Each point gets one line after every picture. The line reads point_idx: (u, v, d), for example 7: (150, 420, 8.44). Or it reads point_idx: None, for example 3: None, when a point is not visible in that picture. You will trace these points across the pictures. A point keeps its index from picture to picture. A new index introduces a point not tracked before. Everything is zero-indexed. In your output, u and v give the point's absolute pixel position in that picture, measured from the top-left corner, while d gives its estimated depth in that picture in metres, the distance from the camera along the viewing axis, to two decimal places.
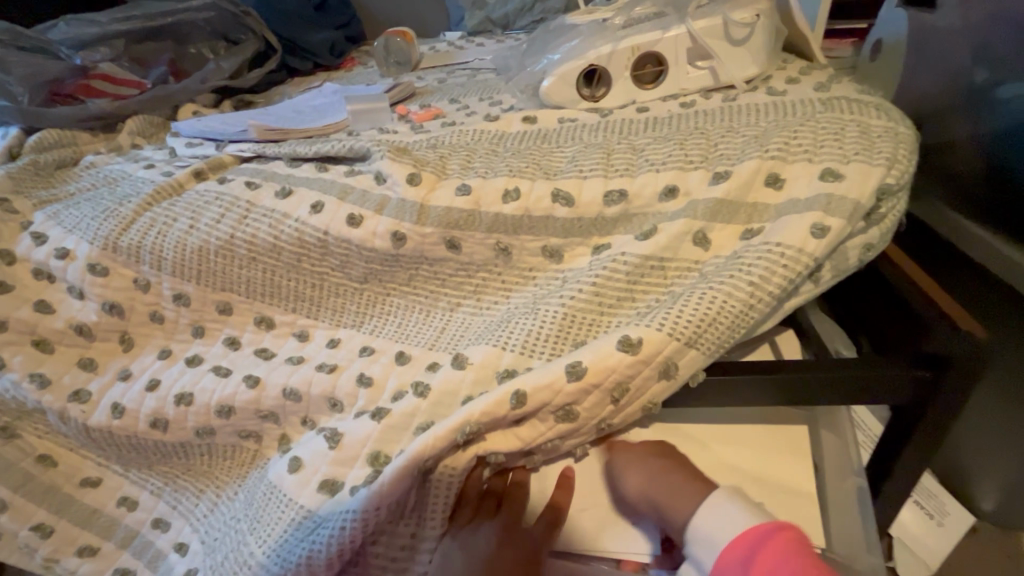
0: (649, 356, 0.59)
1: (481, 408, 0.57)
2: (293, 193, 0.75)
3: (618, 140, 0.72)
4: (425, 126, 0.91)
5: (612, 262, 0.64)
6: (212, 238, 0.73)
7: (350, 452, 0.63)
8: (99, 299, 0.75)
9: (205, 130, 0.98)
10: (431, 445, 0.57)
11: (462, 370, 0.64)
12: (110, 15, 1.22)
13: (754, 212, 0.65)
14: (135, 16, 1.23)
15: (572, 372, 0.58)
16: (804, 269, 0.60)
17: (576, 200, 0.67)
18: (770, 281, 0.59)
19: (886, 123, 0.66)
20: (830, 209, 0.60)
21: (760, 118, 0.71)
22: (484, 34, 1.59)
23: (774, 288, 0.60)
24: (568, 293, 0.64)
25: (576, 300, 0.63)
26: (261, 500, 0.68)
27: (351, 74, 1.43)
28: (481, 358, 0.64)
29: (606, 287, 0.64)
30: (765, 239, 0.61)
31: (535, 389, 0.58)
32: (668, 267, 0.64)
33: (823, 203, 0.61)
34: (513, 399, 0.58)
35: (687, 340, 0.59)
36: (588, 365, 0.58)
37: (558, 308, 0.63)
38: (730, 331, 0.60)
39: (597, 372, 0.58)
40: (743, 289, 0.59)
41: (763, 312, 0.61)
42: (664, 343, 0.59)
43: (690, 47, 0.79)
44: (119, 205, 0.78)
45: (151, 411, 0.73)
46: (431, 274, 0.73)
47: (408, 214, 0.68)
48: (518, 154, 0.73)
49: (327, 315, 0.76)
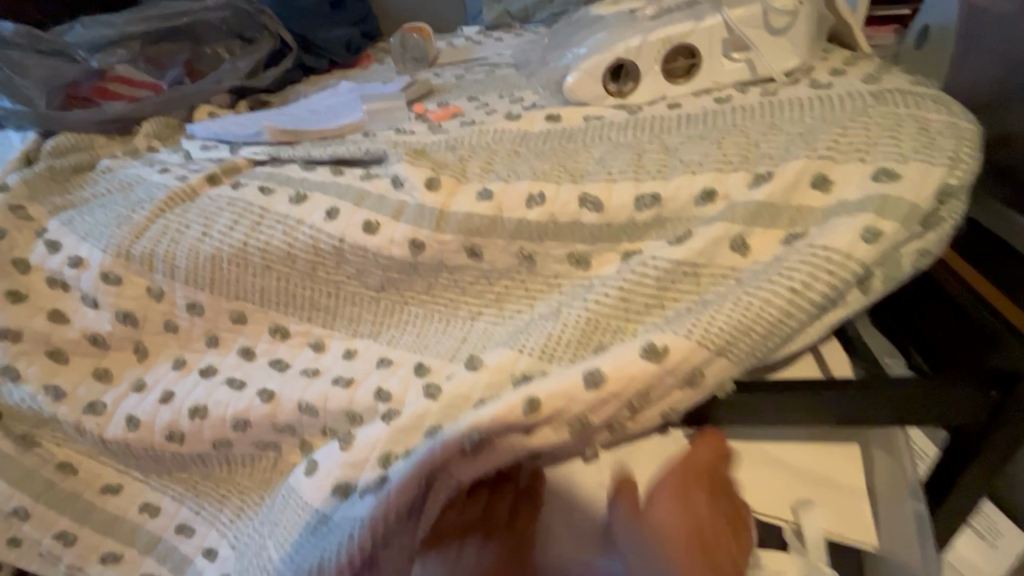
0: (677, 366, 0.54)
1: (491, 415, 0.53)
2: (307, 198, 0.72)
3: (649, 139, 0.68)
4: (444, 126, 0.87)
5: (640, 267, 0.60)
6: (224, 246, 0.71)
7: (360, 457, 0.61)
8: (113, 308, 0.74)
9: (220, 133, 0.96)
10: (440, 453, 0.53)
11: (475, 372, 0.60)
12: (125, 15, 1.21)
13: (798, 215, 0.59)
14: (151, 17, 1.21)
15: (590, 381, 0.54)
16: (851, 276, 0.54)
17: (605, 205, 0.62)
18: (813, 288, 0.54)
19: (945, 118, 0.61)
20: (884, 210, 0.54)
21: (805, 114, 0.65)
22: (503, 28, 1.54)
23: (817, 295, 0.54)
24: (592, 297, 0.60)
25: (601, 307, 0.59)
26: (278, 504, 0.67)
27: (368, 72, 1.40)
28: (497, 360, 0.60)
29: (634, 294, 0.59)
30: (809, 242, 0.56)
31: (549, 397, 0.54)
32: (702, 274, 0.59)
33: (876, 204, 0.55)
34: (526, 406, 0.53)
35: (718, 349, 0.54)
36: (607, 374, 0.54)
37: (581, 311, 0.60)
38: (764, 341, 0.55)
39: (619, 382, 0.53)
40: (783, 295, 0.54)
41: (804, 322, 0.55)
42: (693, 352, 0.54)
43: (725, 37, 0.75)
44: (132, 212, 0.77)
45: (166, 424, 0.71)
46: (450, 282, 0.69)
47: (427, 220, 0.65)
48: (541, 155, 0.69)
49: (343, 325, 0.73)
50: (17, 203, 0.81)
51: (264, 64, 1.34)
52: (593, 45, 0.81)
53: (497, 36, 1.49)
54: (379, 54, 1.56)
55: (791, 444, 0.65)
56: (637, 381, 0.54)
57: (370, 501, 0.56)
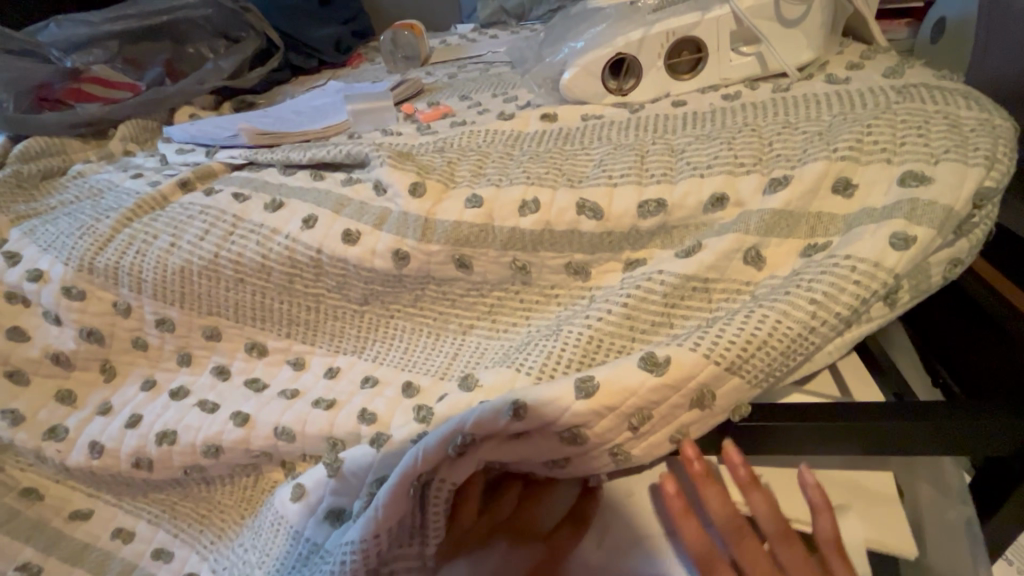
0: (680, 379, 0.48)
1: (474, 418, 0.47)
2: (284, 205, 0.67)
3: (653, 140, 0.62)
4: (433, 127, 0.82)
5: (648, 280, 0.54)
6: (194, 258, 0.65)
7: (352, 483, 0.55)
8: (76, 325, 0.68)
9: (198, 136, 0.91)
10: (422, 463, 0.47)
11: (470, 393, 0.55)
12: (103, 13, 1.16)
13: (819, 223, 0.54)
14: (129, 15, 1.16)
15: (581, 388, 0.48)
16: (881, 288, 0.48)
17: (606, 212, 0.57)
18: (838, 300, 0.48)
19: (978, 114, 0.56)
20: (914, 216, 0.49)
21: (822, 111, 0.60)
22: (498, 25, 1.49)
23: (842, 308, 0.48)
24: (594, 314, 0.54)
25: (605, 324, 0.53)
26: (267, 531, 0.60)
27: (358, 71, 1.35)
28: (493, 380, 0.55)
29: (642, 313, 0.54)
30: (830, 255, 0.50)
31: (539, 403, 0.48)
32: (713, 289, 0.54)
33: (905, 208, 0.50)
34: (510, 410, 0.47)
35: (728, 365, 0.48)
36: (601, 381, 0.48)
37: (583, 330, 0.54)
38: (782, 360, 0.49)
39: (613, 392, 0.48)
40: (805, 308, 0.48)
41: (826, 339, 0.49)
42: (698, 366, 0.48)
43: (733, 30, 0.70)
44: (97, 221, 0.71)
45: (132, 450, 0.65)
46: (440, 295, 0.64)
47: (411, 229, 0.60)
48: (537, 157, 0.64)
49: (324, 341, 0.68)
50: None
51: (250, 64, 1.29)
52: (591, 39, 0.76)
53: (492, 34, 1.44)
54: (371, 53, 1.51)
55: (823, 469, 0.57)
56: (636, 395, 0.48)
57: (358, 522, 0.49)
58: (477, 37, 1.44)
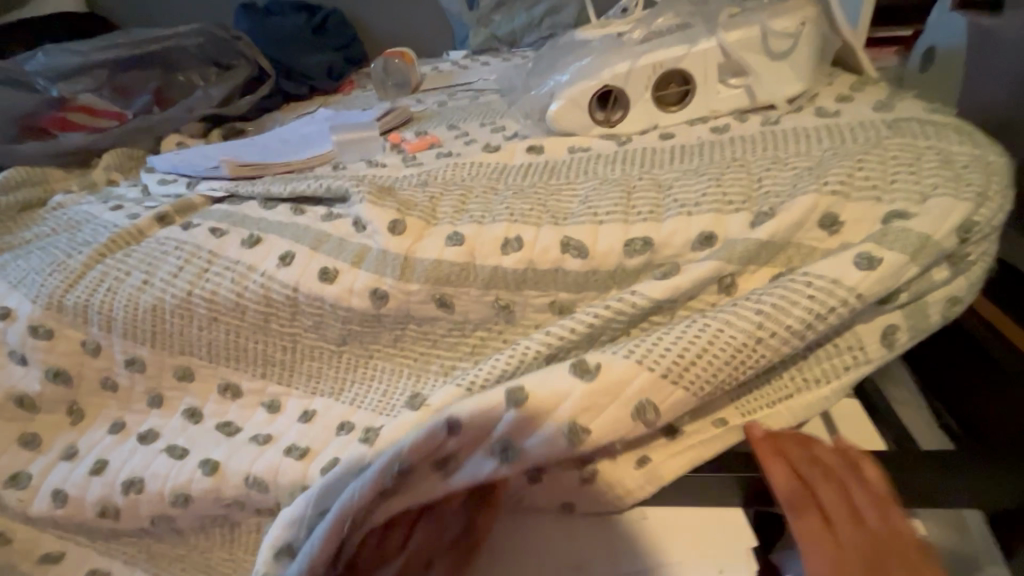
0: (611, 388, 0.47)
1: (409, 442, 0.44)
2: (261, 241, 0.65)
3: (639, 175, 0.61)
4: (419, 157, 0.81)
5: (619, 300, 0.52)
6: (167, 296, 0.63)
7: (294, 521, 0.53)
8: (44, 366, 0.66)
9: (181, 165, 0.90)
10: (359, 500, 0.44)
11: (416, 411, 0.53)
12: (92, 42, 1.15)
13: (799, 256, 0.52)
14: (119, 44, 1.16)
15: (512, 398, 0.46)
16: (838, 306, 0.47)
17: (590, 250, 0.55)
18: (788, 314, 0.47)
19: (971, 150, 0.54)
20: (882, 242, 0.48)
21: (812, 145, 0.59)
22: (490, 52, 1.50)
23: (793, 321, 0.47)
24: (549, 332, 0.53)
25: (562, 343, 0.53)
26: None
27: (349, 99, 1.34)
28: (441, 399, 0.53)
29: (604, 332, 0.53)
30: (794, 274, 0.50)
31: (473, 415, 0.46)
32: (678, 314, 0.54)
33: (875, 236, 0.49)
34: (444, 427, 0.45)
35: (672, 375, 0.47)
36: (531, 391, 0.47)
37: (535, 347, 0.53)
38: (728, 372, 0.48)
39: (544, 395, 0.47)
40: (751, 318, 0.48)
41: (776, 352, 0.48)
42: (630, 373, 0.47)
43: (721, 62, 0.69)
44: (69, 256, 0.69)
45: (97, 498, 0.62)
46: (421, 334, 0.62)
47: (390, 268, 0.58)
48: (520, 192, 0.62)
49: (302, 381, 0.65)
50: None
51: (241, 91, 1.28)
52: (578, 71, 0.75)
53: (483, 61, 1.44)
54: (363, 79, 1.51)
55: None
56: (570, 401, 0.47)
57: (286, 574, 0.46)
58: (469, 64, 1.44)
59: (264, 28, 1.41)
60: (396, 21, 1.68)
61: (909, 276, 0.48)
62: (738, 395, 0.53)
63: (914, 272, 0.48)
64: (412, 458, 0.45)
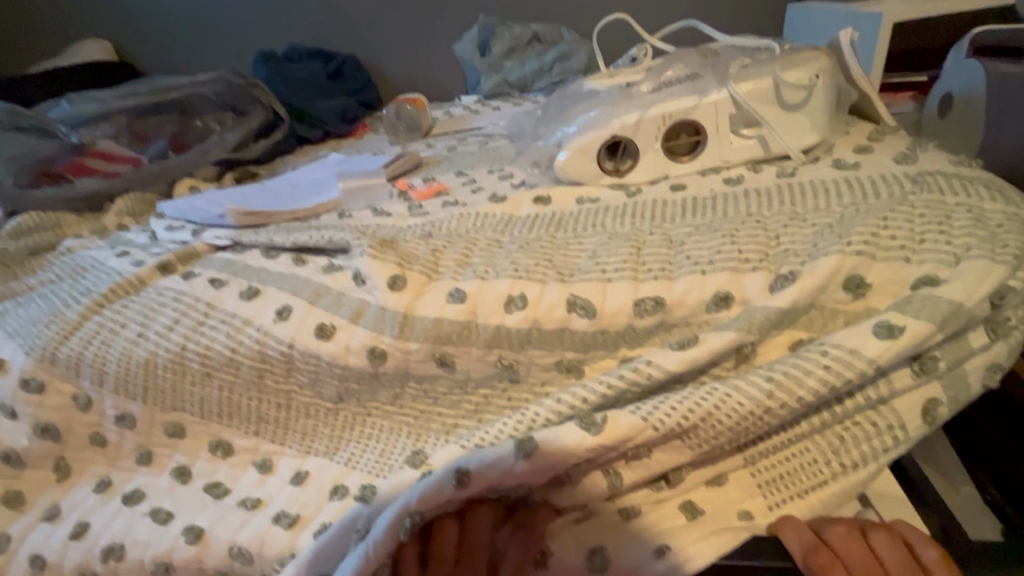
0: (615, 442, 0.45)
1: (418, 493, 0.44)
2: (259, 293, 0.63)
3: (650, 228, 0.58)
4: (424, 206, 0.79)
5: (634, 370, 0.49)
6: (160, 350, 0.61)
7: None
8: (32, 420, 0.64)
9: (188, 212, 0.90)
10: (374, 559, 0.43)
11: (415, 470, 0.52)
12: (114, 90, 1.18)
13: (820, 321, 0.50)
14: (139, 91, 1.18)
15: (520, 448, 0.45)
16: (859, 378, 0.44)
17: (598, 310, 0.52)
18: (802, 384, 0.44)
19: (1004, 206, 0.51)
20: (907, 309, 0.45)
21: (832, 199, 0.56)
22: (501, 96, 1.51)
23: (806, 393, 0.44)
24: (562, 395, 0.50)
25: (573, 413, 0.49)
26: None
27: (360, 143, 1.35)
28: (444, 459, 0.51)
29: (620, 401, 0.49)
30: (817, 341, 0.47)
31: (481, 468, 0.45)
32: (693, 380, 0.50)
33: (898, 303, 0.46)
34: (452, 478, 0.44)
35: (669, 432, 0.46)
36: (541, 442, 0.46)
37: (547, 411, 0.50)
38: (735, 437, 0.46)
39: (550, 455, 0.45)
40: (759, 387, 0.45)
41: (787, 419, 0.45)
42: (635, 430, 0.45)
43: (733, 113, 0.67)
44: (69, 306, 0.68)
45: (76, 565, 0.59)
46: (420, 393, 0.58)
47: (388, 325, 0.55)
48: (526, 246, 0.60)
49: (295, 440, 0.62)
50: None
51: (256, 135, 1.31)
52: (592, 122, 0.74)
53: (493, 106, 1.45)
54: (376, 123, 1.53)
55: None
56: (570, 458, 0.45)
57: None
58: (479, 109, 1.46)
59: (282, 75, 1.45)
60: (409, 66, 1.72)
61: (937, 343, 0.46)
62: (763, 477, 0.50)
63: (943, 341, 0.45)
64: (423, 512, 0.44)
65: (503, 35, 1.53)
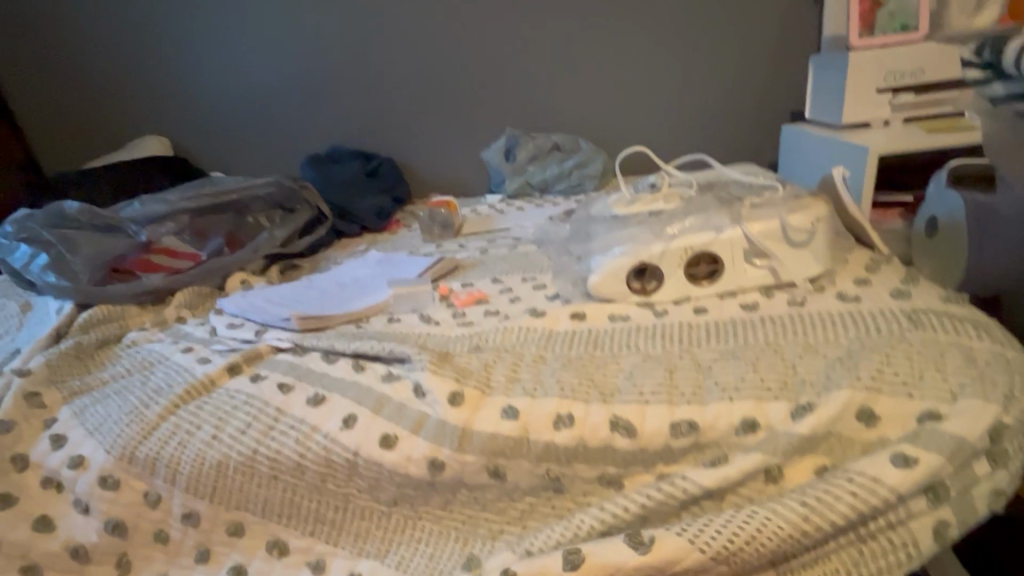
0: (666, 563, 0.51)
1: None
2: (325, 399, 0.70)
3: (679, 353, 0.66)
4: (468, 314, 0.88)
5: (669, 485, 0.55)
6: (233, 454, 0.67)
7: None
8: (104, 516, 0.68)
9: (248, 311, 0.98)
10: None
11: (473, 574, 0.59)
12: (180, 192, 1.31)
13: (837, 448, 0.56)
14: (203, 194, 1.30)
15: (570, 560, 0.51)
16: (880, 504, 0.50)
17: (639, 430, 0.59)
18: (829, 513, 0.50)
19: (991, 347, 0.59)
20: (919, 444, 0.52)
21: (839, 333, 0.64)
22: (523, 198, 1.66)
23: (832, 521, 0.50)
24: (608, 509, 0.55)
25: (619, 527, 0.55)
26: None
27: (395, 239, 1.48)
28: (498, 565, 0.57)
29: (655, 515, 0.55)
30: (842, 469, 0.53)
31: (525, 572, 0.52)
32: (725, 499, 0.56)
33: (910, 437, 0.53)
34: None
35: (716, 557, 0.51)
36: (587, 555, 0.52)
37: (593, 523, 0.55)
38: (771, 558, 0.51)
39: (602, 572, 0.51)
40: (794, 511, 0.51)
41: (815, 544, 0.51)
42: (682, 553, 0.51)
43: (746, 247, 0.77)
44: (146, 405, 0.75)
45: None
46: (470, 499, 0.63)
47: (448, 439, 0.62)
48: (568, 364, 0.67)
49: (348, 541, 0.66)
50: (33, 390, 0.80)
51: (301, 231, 1.43)
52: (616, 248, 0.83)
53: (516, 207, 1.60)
54: (407, 219, 1.67)
55: None
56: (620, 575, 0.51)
57: None
58: (504, 208, 1.59)
59: (326, 175, 1.59)
60: (438, 164, 1.88)
61: (943, 476, 0.52)
62: None
63: (947, 473, 0.52)
64: None
65: (526, 144, 1.68)
